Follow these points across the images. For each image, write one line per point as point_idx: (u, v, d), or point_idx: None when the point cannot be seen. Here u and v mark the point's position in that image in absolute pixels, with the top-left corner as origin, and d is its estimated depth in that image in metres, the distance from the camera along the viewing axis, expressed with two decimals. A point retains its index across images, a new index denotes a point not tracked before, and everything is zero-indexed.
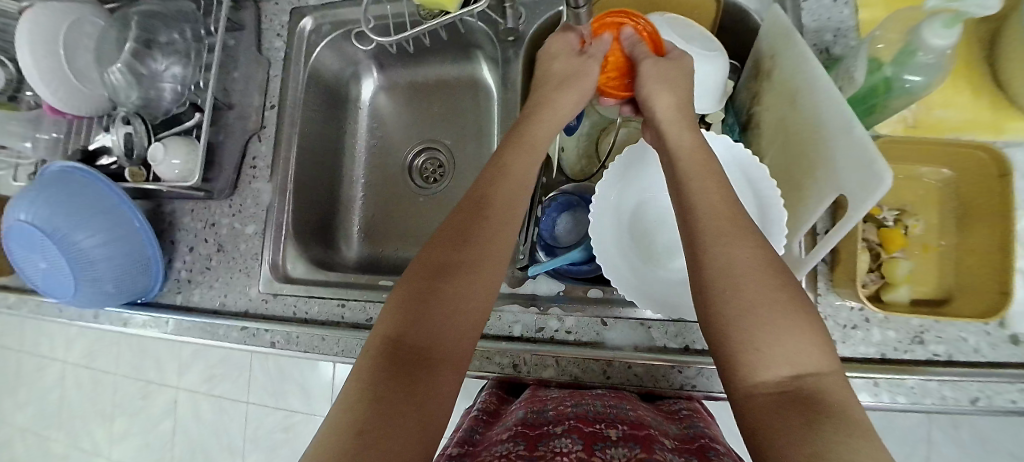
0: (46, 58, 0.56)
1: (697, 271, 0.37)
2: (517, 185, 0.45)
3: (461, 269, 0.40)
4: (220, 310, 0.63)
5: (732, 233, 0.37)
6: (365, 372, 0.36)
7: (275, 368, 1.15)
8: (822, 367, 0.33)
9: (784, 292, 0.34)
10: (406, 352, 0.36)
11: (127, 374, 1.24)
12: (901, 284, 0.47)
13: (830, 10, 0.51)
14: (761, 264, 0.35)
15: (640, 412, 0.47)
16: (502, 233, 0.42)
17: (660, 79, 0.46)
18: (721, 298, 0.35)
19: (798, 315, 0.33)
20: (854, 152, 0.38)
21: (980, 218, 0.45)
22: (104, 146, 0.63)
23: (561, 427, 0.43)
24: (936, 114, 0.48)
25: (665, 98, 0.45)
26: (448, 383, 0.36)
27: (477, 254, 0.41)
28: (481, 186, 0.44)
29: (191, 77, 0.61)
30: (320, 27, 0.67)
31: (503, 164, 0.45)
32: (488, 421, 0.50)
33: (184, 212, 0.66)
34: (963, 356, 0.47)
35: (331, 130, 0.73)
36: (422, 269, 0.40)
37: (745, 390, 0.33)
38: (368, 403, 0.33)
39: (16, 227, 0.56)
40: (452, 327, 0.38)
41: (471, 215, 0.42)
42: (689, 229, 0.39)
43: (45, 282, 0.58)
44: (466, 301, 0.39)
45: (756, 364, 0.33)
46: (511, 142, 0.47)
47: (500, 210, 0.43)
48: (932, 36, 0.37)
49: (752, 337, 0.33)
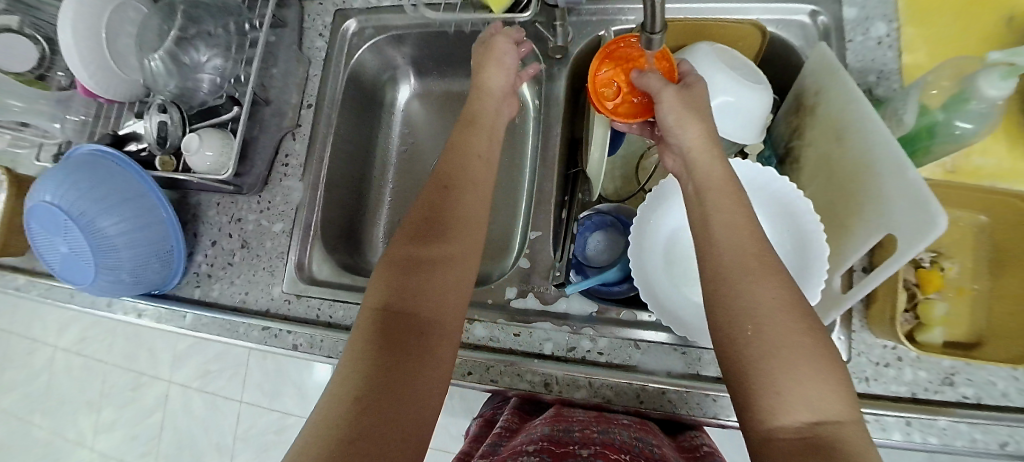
0: (87, 39, 0.56)
1: (720, 307, 0.36)
2: (484, 178, 0.49)
3: (443, 243, 0.43)
4: (240, 308, 0.61)
5: (759, 271, 0.36)
6: (360, 341, 0.37)
7: (273, 368, 1.12)
8: (842, 416, 0.32)
9: (808, 335, 0.34)
10: (399, 320, 0.38)
11: (119, 363, 1.20)
12: (936, 326, 0.47)
13: (874, 53, 0.53)
14: (788, 305, 0.35)
15: (665, 450, 0.43)
16: (478, 214, 0.46)
17: (689, 106, 0.43)
18: (740, 338, 0.34)
19: (819, 360, 0.33)
20: (905, 194, 0.39)
21: (1016, 266, 0.46)
22: (135, 133, 0.62)
23: (587, 451, 0.39)
24: (974, 162, 0.49)
25: (693, 127, 0.42)
26: (440, 346, 0.39)
27: (455, 231, 0.44)
28: (449, 168, 0.48)
29: (231, 70, 0.61)
30: (364, 30, 0.67)
31: (468, 162, 0.48)
32: (509, 435, 0.47)
33: (210, 205, 0.65)
34: (991, 400, 0.46)
35: (364, 133, 0.73)
36: (403, 245, 0.43)
37: (762, 434, 0.32)
38: (367, 368, 0.35)
39: (41, 207, 0.54)
40: (440, 297, 0.41)
41: (443, 192, 0.46)
42: (713, 263, 0.38)
43: (63, 265, 0.56)
44: (448, 267, 0.42)
45: (777, 408, 0.32)
46: (477, 129, 0.51)
47: (469, 185, 0.47)
48: (988, 87, 0.38)
49: (773, 380, 0.33)
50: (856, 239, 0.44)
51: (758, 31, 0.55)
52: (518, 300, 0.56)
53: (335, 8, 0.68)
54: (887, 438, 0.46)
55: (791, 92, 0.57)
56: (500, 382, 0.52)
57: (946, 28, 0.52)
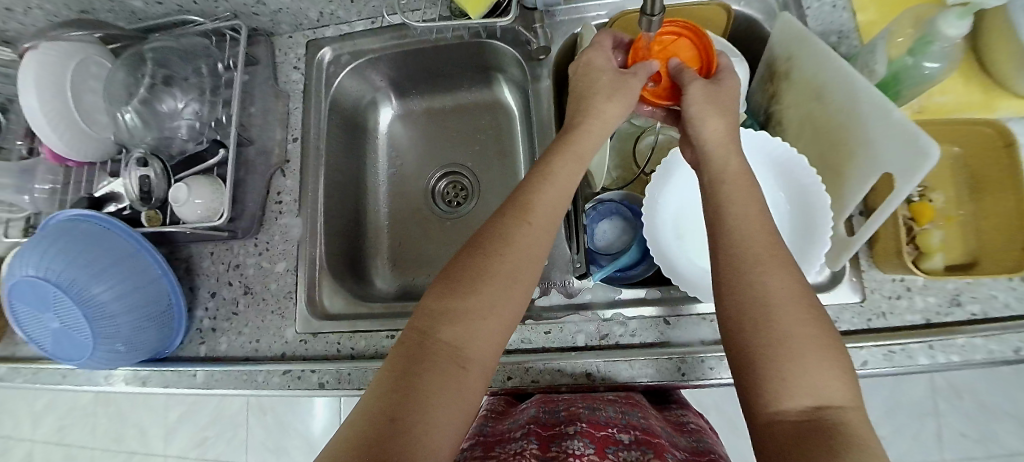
0: (53, 100, 0.54)
1: (729, 297, 0.37)
2: (556, 190, 0.43)
3: (498, 269, 0.39)
4: (252, 356, 0.58)
5: (768, 262, 0.37)
6: (395, 365, 0.35)
7: (276, 422, 1.07)
8: (843, 400, 0.33)
9: (812, 324, 0.34)
10: (437, 349, 0.36)
11: (107, 446, 1.12)
12: (936, 252, 0.51)
13: (832, 15, 0.58)
14: (797, 296, 0.35)
15: (652, 421, 0.46)
16: (541, 237, 0.41)
17: (710, 101, 0.44)
18: (751, 326, 0.35)
19: (822, 348, 0.34)
20: (893, 135, 0.41)
21: (994, 187, 0.50)
22: (112, 193, 0.59)
23: (572, 428, 0.43)
24: (936, 100, 0.55)
25: (714, 123, 0.44)
26: (473, 385, 0.36)
27: (514, 255, 0.39)
28: (524, 187, 0.43)
29: (209, 114, 0.59)
30: (340, 58, 0.67)
31: (547, 168, 0.43)
32: (497, 417, 0.51)
33: (204, 256, 0.63)
34: (997, 312, 0.49)
35: (352, 159, 0.71)
36: (459, 266, 0.39)
37: (765, 416, 0.33)
38: (396, 394, 0.33)
39: (22, 282, 0.50)
40: (484, 330, 0.37)
41: (515, 214, 0.41)
42: (721, 254, 0.39)
43: (55, 342, 0.52)
44: (501, 304, 0.38)
45: (781, 391, 0.33)
46: (557, 150, 0.45)
47: (547, 207, 0.42)
48: (946, 26, 0.42)
49: (776, 365, 0.33)
50: (853, 186, 0.47)
51: (724, 10, 0.59)
52: (544, 298, 0.57)
53: (307, 39, 0.67)
54: (915, 364, 0.49)
55: (761, 61, 0.61)
56: (541, 378, 0.52)
57: None
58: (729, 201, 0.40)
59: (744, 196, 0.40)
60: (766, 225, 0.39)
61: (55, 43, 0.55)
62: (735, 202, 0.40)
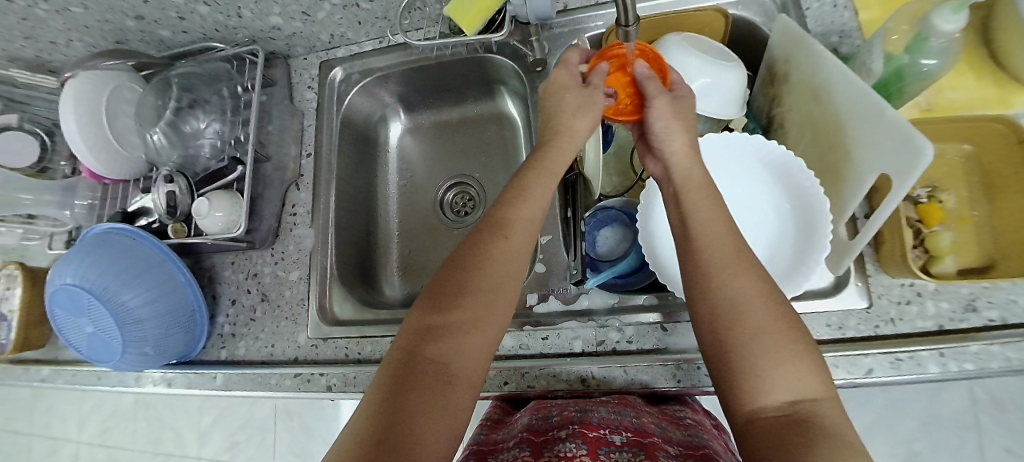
0: (90, 125, 0.60)
1: (701, 300, 0.37)
2: (534, 205, 0.44)
3: (478, 283, 0.40)
4: (268, 360, 0.62)
5: (735, 264, 0.37)
6: (383, 386, 0.36)
7: (300, 426, 1.11)
8: (819, 393, 0.33)
9: (782, 322, 0.34)
10: (423, 368, 0.36)
11: (146, 448, 1.19)
12: (946, 256, 0.50)
13: (833, 15, 0.57)
14: (765, 295, 0.35)
15: (646, 419, 0.46)
16: (519, 249, 0.42)
17: (675, 117, 0.44)
18: (722, 328, 0.35)
19: (794, 344, 0.34)
20: (889, 134, 0.40)
21: (1010, 186, 0.48)
22: (144, 208, 0.65)
23: (565, 432, 0.43)
24: (947, 96, 0.53)
25: (678, 137, 0.44)
26: (460, 401, 0.37)
27: (494, 269, 0.41)
28: (497, 206, 0.44)
29: (229, 133, 0.64)
30: (350, 76, 0.70)
31: (521, 185, 0.45)
32: (493, 426, 0.52)
33: (225, 265, 0.67)
34: (1018, 318, 0.47)
35: (363, 172, 0.75)
36: (438, 287, 0.41)
37: (745, 414, 0.33)
38: (384, 413, 0.34)
39: (63, 290, 0.56)
40: (468, 344, 0.38)
41: (490, 232, 0.42)
42: (693, 255, 0.39)
43: (90, 345, 0.57)
44: (484, 320, 0.39)
45: (757, 389, 0.33)
46: (531, 165, 0.47)
47: (518, 221, 0.43)
48: (941, 22, 0.41)
49: (749, 365, 0.34)
50: (852, 188, 0.46)
51: (721, 17, 0.59)
52: (542, 304, 0.58)
53: (320, 60, 0.71)
54: (925, 372, 0.47)
55: (763, 64, 0.60)
56: (538, 385, 0.53)
57: None
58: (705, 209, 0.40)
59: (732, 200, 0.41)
60: (728, 227, 0.39)
61: (92, 73, 0.61)
62: (700, 211, 0.41)
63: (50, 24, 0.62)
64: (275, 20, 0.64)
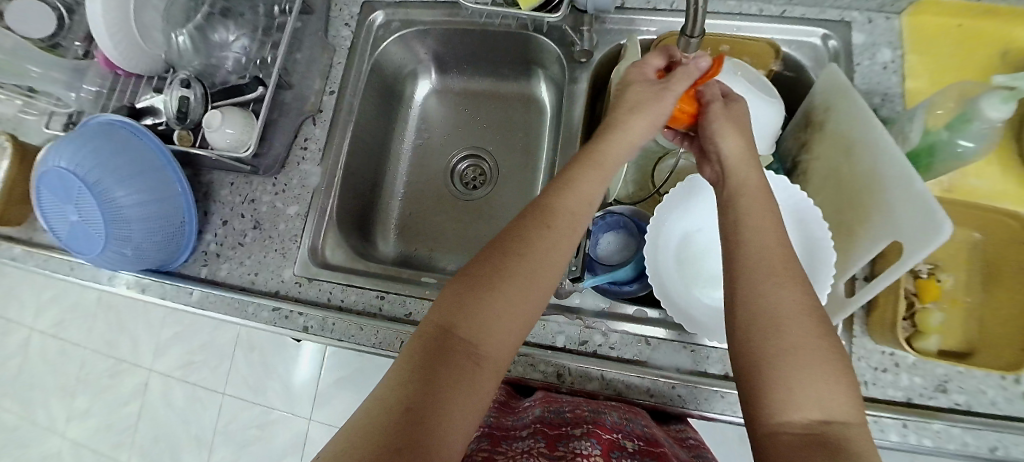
0: (115, 12, 0.57)
1: (739, 306, 0.37)
2: (582, 201, 0.43)
3: (518, 267, 0.39)
4: (248, 288, 0.61)
5: (782, 275, 0.37)
6: (412, 358, 0.35)
7: (260, 361, 1.11)
8: (848, 416, 0.33)
9: (819, 340, 0.34)
10: (454, 347, 0.36)
11: (98, 349, 1.17)
12: (933, 333, 0.50)
13: (881, 76, 0.58)
14: (807, 311, 0.35)
15: (653, 430, 0.47)
16: (562, 246, 0.41)
17: (728, 121, 0.46)
18: (759, 336, 0.35)
19: (829, 363, 0.34)
20: (911, 203, 0.41)
21: (1007, 281, 0.50)
22: (152, 107, 0.63)
23: (579, 430, 0.43)
24: (970, 182, 0.54)
25: (733, 137, 0.45)
26: (487, 383, 0.36)
27: (536, 261, 0.39)
28: (545, 196, 0.43)
29: (256, 52, 0.62)
30: (390, 24, 0.69)
31: (569, 178, 0.43)
32: (501, 410, 0.52)
33: (224, 185, 0.65)
34: (982, 407, 0.48)
35: (382, 123, 0.73)
36: (479, 264, 0.40)
37: (767, 426, 0.33)
38: (415, 385, 0.34)
39: (52, 173, 0.55)
40: (499, 328, 0.37)
41: (535, 222, 0.41)
42: (736, 262, 0.39)
43: (69, 233, 0.56)
44: (519, 305, 0.38)
45: (786, 402, 0.33)
46: (582, 159, 0.45)
47: (567, 217, 0.42)
48: (989, 109, 0.43)
49: (781, 378, 0.33)
50: (863, 247, 0.47)
51: (772, 51, 0.59)
52: None
53: (363, 0, 0.69)
54: (884, 438, 0.48)
55: (801, 108, 0.60)
56: (514, 370, 0.53)
57: (946, 59, 0.57)
58: (756, 222, 0.40)
59: (752, 224, 0.40)
60: (781, 244, 0.38)
61: None
62: (759, 219, 0.40)
63: None
64: None
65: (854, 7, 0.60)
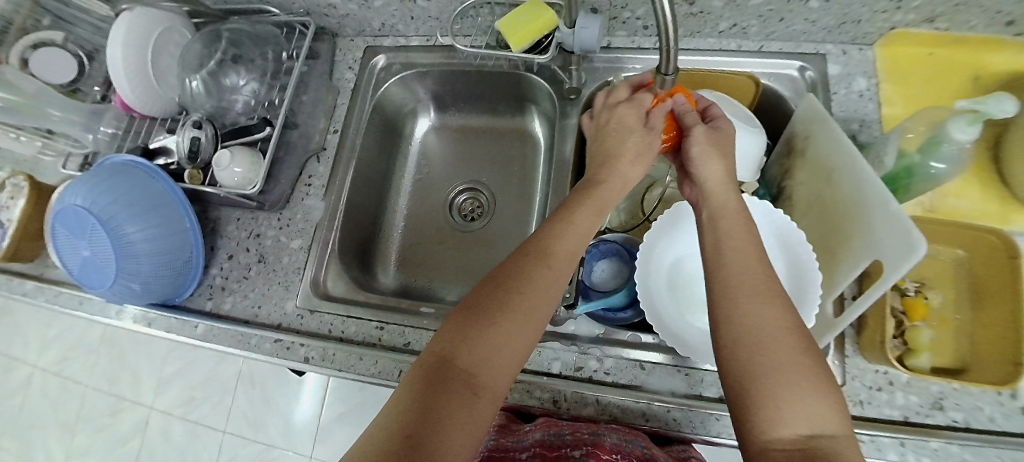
0: (134, 56, 0.62)
1: (725, 326, 0.38)
2: (577, 233, 0.45)
3: (513, 297, 0.40)
4: (251, 320, 0.62)
5: (766, 295, 0.38)
6: (411, 386, 0.36)
7: (261, 396, 1.10)
8: (837, 430, 0.33)
9: (804, 357, 0.35)
10: (454, 375, 0.37)
11: (99, 386, 1.17)
12: (923, 351, 0.52)
13: (857, 104, 0.61)
14: (792, 329, 0.37)
15: (653, 451, 0.47)
16: (557, 280, 0.43)
17: (710, 146, 0.46)
18: (746, 356, 0.36)
19: (815, 378, 0.34)
20: (888, 225, 0.42)
21: (993, 297, 0.50)
22: (165, 147, 0.66)
23: (579, 451, 0.44)
24: (949, 202, 0.57)
25: (715, 163, 0.46)
26: (485, 411, 0.37)
27: (534, 294, 0.41)
28: (544, 232, 0.45)
29: (265, 95, 0.66)
30: (391, 66, 0.73)
31: (567, 216, 0.45)
32: (501, 431, 0.53)
33: (230, 220, 0.68)
34: (981, 425, 0.48)
35: (383, 159, 0.76)
36: (478, 297, 0.41)
37: (758, 443, 0.33)
38: (415, 413, 0.34)
39: (69, 210, 0.58)
40: (495, 356, 0.38)
41: (534, 257, 0.43)
42: (721, 282, 0.40)
43: (82, 268, 0.58)
44: (517, 335, 0.39)
45: (777, 419, 0.33)
46: (582, 196, 0.47)
47: (566, 252, 0.44)
48: (957, 131, 0.45)
49: (770, 396, 0.34)
50: (847, 268, 0.48)
51: (753, 84, 0.62)
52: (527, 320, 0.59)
53: (366, 45, 0.74)
54: (883, 458, 0.48)
55: (783, 136, 0.62)
56: (510, 397, 0.54)
57: (918, 87, 0.60)
58: (737, 244, 0.41)
59: (734, 246, 0.41)
60: (763, 266, 0.40)
61: (147, 10, 0.64)
62: (738, 242, 0.41)
63: None
64: None
65: (828, 41, 0.64)
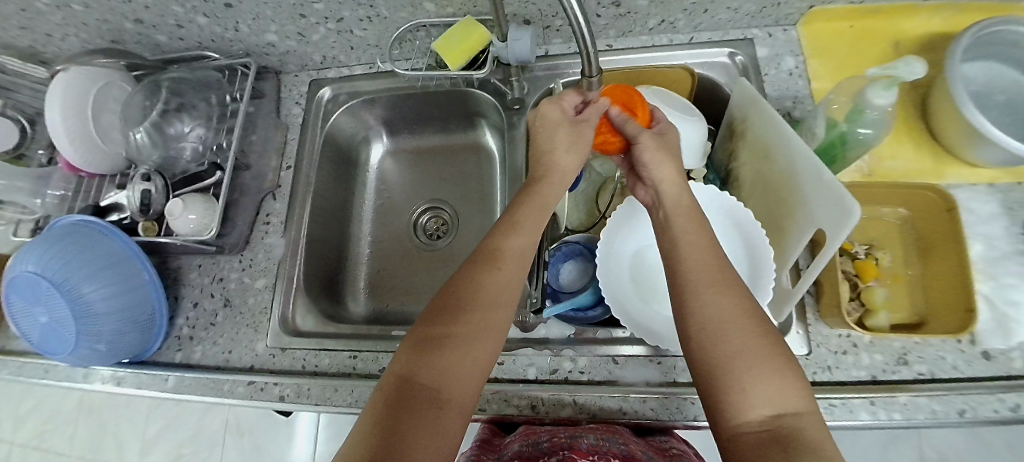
0: (74, 120, 0.62)
1: (687, 318, 0.39)
2: (529, 240, 0.46)
3: (472, 312, 0.41)
4: (223, 366, 0.61)
5: (720, 284, 0.39)
6: (376, 411, 0.36)
7: (252, 444, 1.08)
8: (800, 407, 0.34)
9: (761, 339, 0.36)
10: (416, 392, 0.37)
11: (81, 457, 1.13)
12: (880, 310, 0.53)
13: (788, 81, 0.63)
14: (745, 313, 0.38)
15: (632, 446, 0.47)
16: (511, 282, 0.43)
17: (659, 150, 0.48)
18: (708, 343, 0.37)
19: (773, 359, 0.35)
20: (823, 194, 0.44)
21: (938, 251, 0.53)
22: (117, 203, 0.66)
23: (555, 457, 0.43)
24: (886, 164, 0.59)
25: (665, 166, 0.47)
26: (451, 424, 0.37)
27: (489, 301, 0.42)
28: (493, 237, 0.46)
29: (213, 139, 0.65)
30: (338, 96, 0.73)
31: (512, 218, 0.47)
32: (483, 449, 0.52)
33: (192, 268, 0.67)
34: (944, 374, 0.50)
35: (342, 189, 0.76)
36: (435, 312, 0.42)
37: (728, 430, 0.34)
38: (380, 436, 0.34)
39: (22, 277, 0.56)
40: (459, 372, 0.38)
41: (483, 264, 0.43)
42: (679, 277, 0.41)
43: (41, 335, 0.57)
44: (477, 345, 0.40)
45: (742, 403, 0.34)
46: (523, 198, 0.49)
47: (516, 254, 0.45)
48: (875, 97, 0.47)
49: (734, 380, 0.35)
50: (795, 240, 0.50)
51: (688, 75, 0.64)
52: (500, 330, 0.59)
53: (311, 79, 0.75)
54: (856, 419, 0.49)
55: (723, 121, 0.65)
56: (488, 408, 0.54)
57: (841, 59, 0.63)
58: (688, 236, 0.43)
59: (689, 239, 0.43)
60: (717, 255, 0.41)
61: (81, 69, 0.63)
62: (690, 235, 0.43)
63: (48, 17, 0.65)
64: (270, 37, 0.67)
65: (753, 25, 0.66)
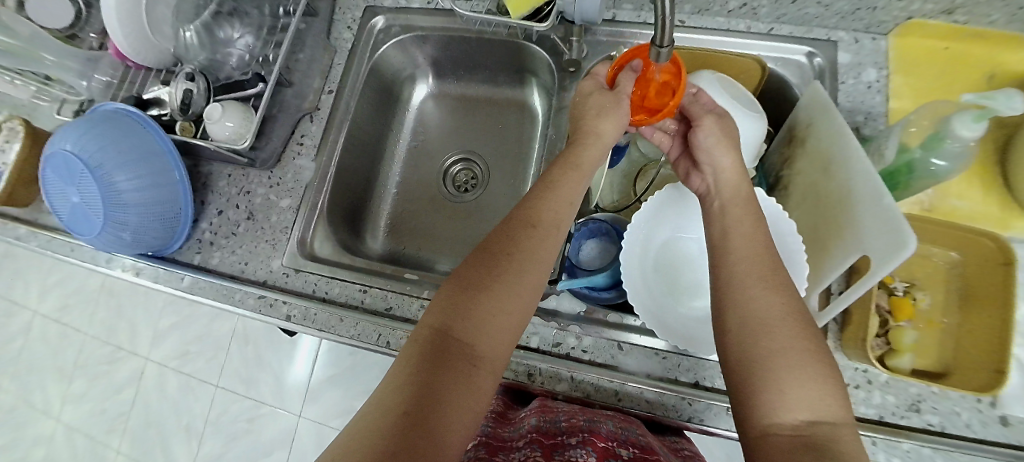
0: (127, 3, 0.61)
1: (730, 310, 0.37)
2: (565, 205, 0.45)
3: (510, 271, 0.40)
4: (238, 276, 0.63)
5: (771, 280, 0.37)
6: (409, 361, 0.36)
7: (254, 354, 1.13)
8: (839, 417, 0.32)
9: (811, 343, 0.34)
10: (452, 345, 0.37)
11: (98, 335, 1.20)
12: (906, 352, 0.51)
13: (865, 95, 0.58)
14: (797, 314, 0.35)
15: (649, 439, 0.47)
16: (547, 244, 0.43)
17: (722, 137, 0.46)
18: (751, 338, 0.35)
19: (818, 364, 0.33)
20: (880, 219, 0.41)
21: (980, 303, 0.49)
22: (159, 99, 0.66)
23: (574, 438, 0.44)
24: (950, 203, 0.55)
25: (727, 154, 0.46)
26: (483, 380, 0.37)
27: (525, 263, 0.41)
28: (528, 201, 0.45)
29: (259, 49, 0.65)
30: (390, 28, 0.71)
31: (550, 181, 0.46)
32: (498, 420, 0.52)
33: (222, 175, 0.68)
34: (956, 430, 0.48)
35: (379, 125, 0.76)
36: (468, 271, 0.41)
37: (759, 429, 0.33)
38: (411, 386, 0.34)
39: (59, 156, 0.57)
40: (494, 333, 0.38)
41: (519, 228, 0.42)
42: (727, 268, 0.39)
43: (72, 215, 0.59)
44: (510, 302, 0.39)
45: (776, 403, 0.32)
46: (559, 164, 0.48)
47: (551, 210, 0.44)
48: (963, 128, 0.44)
49: (772, 380, 0.33)
50: (834, 262, 0.48)
51: (759, 68, 0.59)
52: None
53: (365, 5, 0.72)
54: None
55: (785, 124, 0.60)
56: None
57: (929, 79, 0.58)
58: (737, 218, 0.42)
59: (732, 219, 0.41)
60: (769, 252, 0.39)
61: None
62: (739, 223, 0.41)
63: None
64: None
65: (841, 27, 0.61)
